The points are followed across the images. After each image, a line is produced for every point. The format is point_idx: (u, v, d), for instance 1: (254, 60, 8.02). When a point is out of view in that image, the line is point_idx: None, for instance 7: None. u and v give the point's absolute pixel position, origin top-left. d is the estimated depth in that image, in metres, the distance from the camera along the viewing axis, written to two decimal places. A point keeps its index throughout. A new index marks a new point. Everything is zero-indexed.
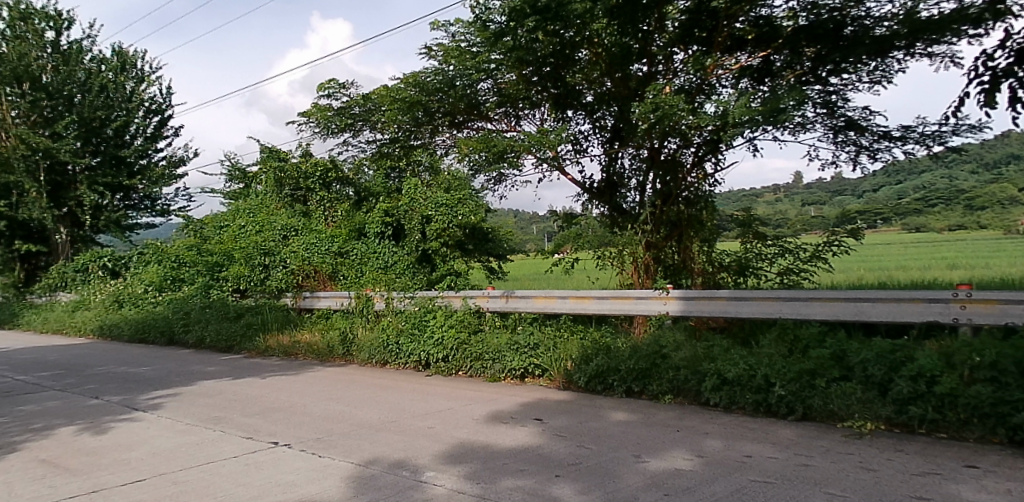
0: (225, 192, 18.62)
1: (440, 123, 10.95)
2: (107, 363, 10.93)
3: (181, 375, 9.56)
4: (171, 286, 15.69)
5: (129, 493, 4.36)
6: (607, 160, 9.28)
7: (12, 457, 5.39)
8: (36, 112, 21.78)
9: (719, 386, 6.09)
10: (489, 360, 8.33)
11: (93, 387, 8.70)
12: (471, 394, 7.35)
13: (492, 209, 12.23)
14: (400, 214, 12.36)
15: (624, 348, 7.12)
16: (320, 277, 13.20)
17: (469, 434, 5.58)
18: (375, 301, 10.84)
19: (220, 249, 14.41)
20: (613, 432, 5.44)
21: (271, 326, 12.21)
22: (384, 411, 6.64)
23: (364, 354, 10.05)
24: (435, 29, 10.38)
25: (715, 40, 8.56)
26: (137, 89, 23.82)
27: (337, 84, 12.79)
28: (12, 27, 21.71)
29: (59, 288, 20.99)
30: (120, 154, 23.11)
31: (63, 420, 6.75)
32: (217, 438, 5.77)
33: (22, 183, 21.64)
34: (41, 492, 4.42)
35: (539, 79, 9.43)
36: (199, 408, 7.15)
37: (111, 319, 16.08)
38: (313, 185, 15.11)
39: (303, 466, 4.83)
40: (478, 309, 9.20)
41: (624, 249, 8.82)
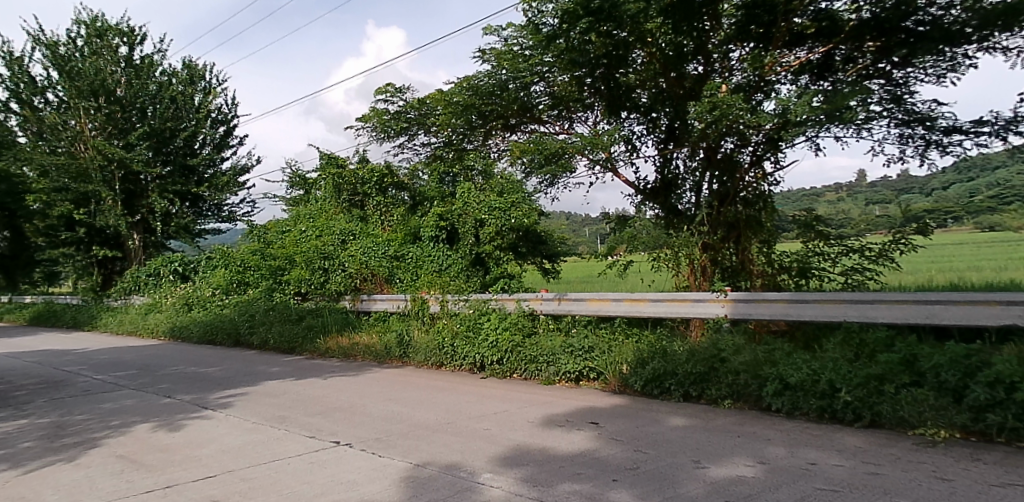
0: (286, 198, 19.23)
1: (493, 127, 11.11)
2: (179, 363, 11.44)
3: (248, 375, 9.92)
4: (237, 289, 16.31)
5: (201, 488, 4.56)
6: (661, 161, 9.18)
7: (94, 452, 5.71)
8: (111, 123, 22.94)
9: (781, 391, 5.94)
10: (543, 362, 8.33)
11: (166, 386, 9.13)
12: (527, 397, 7.38)
13: (545, 211, 12.21)
14: (454, 218, 12.50)
15: (681, 352, 7.03)
16: (378, 280, 13.47)
17: (525, 437, 5.61)
18: (430, 304, 11.10)
19: (282, 254, 14.88)
20: (671, 437, 5.37)
21: (331, 328, 12.55)
22: (441, 412, 6.74)
23: (420, 356, 10.19)
24: (488, 34, 10.51)
25: (773, 36, 8.29)
26: (204, 100, 24.81)
27: (393, 89, 13.08)
28: (89, 43, 22.89)
29: (133, 291, 22.02)
30: (188, 163, 24.20)
31: (139, 418, 7.10)
32: (281, 436, 5.97)
33: (99, 192, 22.89)
34: (120, 486, 4.67)
35: (592, 80, 9.25)
36: (265, 407, 7.42)
37: (181, 321, 16.81)
38: (370, 190, 15.52)
39: (364, 465, 4.94)
40: (532, 312, 9.25)
41: (679, 251, 8.66)
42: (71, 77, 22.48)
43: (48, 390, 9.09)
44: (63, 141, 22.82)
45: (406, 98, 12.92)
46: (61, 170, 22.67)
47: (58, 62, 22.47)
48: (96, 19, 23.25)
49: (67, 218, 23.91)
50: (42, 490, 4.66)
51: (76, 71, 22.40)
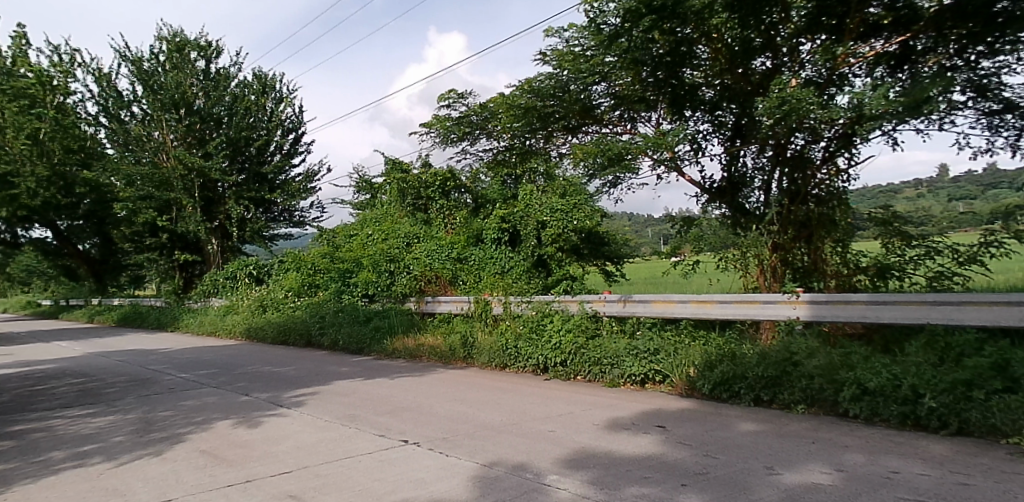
0: (353, 202, 19.79)
1: (555, 129, 11.11)
2: (254, 363, 11.91)
3: (319, 375, 10.25)
4: (308, 291, 16.87)
5: (278, 483, 4.74)
6: (728, 159, 8.96)
7: (179, 447, 6.02)
8: (191, 134, 24.12)
9: (858, 396, 5.70)
10: (607, 365, 8.26)
11: (243, 384, 9.53)
12: (592, 399, 7.35)
13: (608, 213, 12.13)
14: (516, 220, 12.60)
15: (751, 355, 6.85)
16: (441, 282, 13.64)
17: (591, 439, 5.58)
18: (493, 306, 11.18)
19: (350, 257, 15.33)
20: (742, 442, 5.24)
21: (397, 329, 12.80)
22: (506, 414, 6.78)
23: (483, 358, 10.24)
24: (549, 36, 10.54)
25: (846, 27, 7.99)
26: (276, 109, 25.83)
27: (455, 94, 13.26)
28: (171, 57, 23.85)
29: (212, 294, 23.08)
30: (262, 170, 25.29)
31: (219, 415, 7.44)
32: (353, 435, 6.14)
33: (181, 199, 24.09)
34: (203, 480, 4.90)
35: (655, 81, 9.16)
36: (336, 406, 7.65)
37: (256, 323, 17.51)
38: (433, 194, 15.76)
39: (432, 464, 5.03)
40: (595, 314, 9.22)
41: (748, 251, 8.47)
42: (154, 90, 23.69)
43: (136, 387, 9.63)
44: (147, 151, 24.03)
45: (468, 103, 13.08)
46: (145, 179, 23.94)
47: (142, 76, 23.67)
48: (176, 35, 24.40)
49: (151, 224, 25.28)
50: (134, 482, 4.95)
51: (158, 85, 23.58)
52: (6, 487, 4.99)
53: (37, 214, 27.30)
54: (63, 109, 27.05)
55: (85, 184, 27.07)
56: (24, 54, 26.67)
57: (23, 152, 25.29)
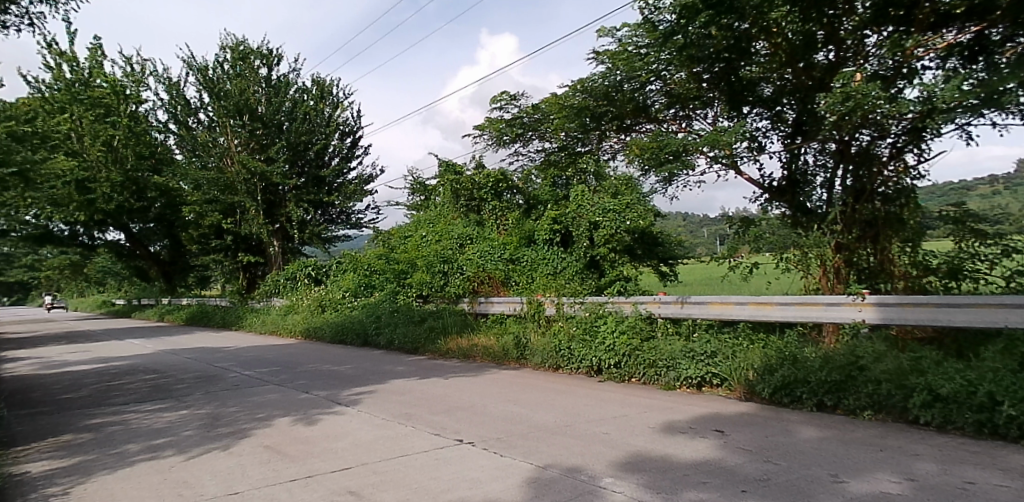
0: (408, 204, 20.09)
1: (608, 128, 11.03)
2: (314, 361, 12.25)
3: (376, 374, 10.46)
4: (365, 292, 17.25)
5: (338, 479, 4.85)
6: (788, 156, 8.77)
7: (244, 442, 6.24)
8: (254, 139, 24.95)
9: (930, 403, 5.45)
10: (663, 367, 8.14)
11: (304, 382, 9.81)
12: (647, 401, 7.26)
13: (662, 213, 11.99)
14: (568, 221, 12.57)
15: (814, 359, 6.65)
16: (494, 283, 13.71)
17: (647, 443, 5.51)
18: (546, 306, 11.17)
19: (405, 258, 15.58)
20: (804, 448, 5.08)
21: (451, 329, 12.90)
22: (561, 415, 6.77)
23: (536, 358, 10.18)
24: (601, 36, 10.48)
25: (915, 18, 7.68)
26: (333, 114, 26.47)
27: (507, 97, 13.33)
28: (235, 66, 24.81)
29: (273, 294, 23.81)
30: (320, 174, 25.99)
31: (282, 412, 7.68)
32: (409, 433, 6.24)
33: (244, 203, 24.95)
34: (267, 475, 5.06)
35: (711, 77, 9.09)
36: (393, 404, 7.78)
37: (315, 322, 17.97)
38: (486, 195, 15.86)
39: (487, 464, 5.07)
40: (649, 316, 9.09)
41: (809, 251, 8.24)
42: (219, 98, 24.62)
43: (204, 384, 10.03)
44: (213, 157, 24.98)
45: (520, 105, 13.13)
46: (211, 183, 24.92)
47: (209, 85, 24.60)
48: (240, 44, 25.29)
49: (217, 226, 26.32)
50: (203, 475, 5.16)
51: (223, 92, 24.50)
52: (86, 477, 5.27)
53: (113, 218, 28.75)
54: (137, 116, 28.20)
55: (156, 189, 28.34)
56: (100, 66, 28.11)
57: (100, 159, 27.25)
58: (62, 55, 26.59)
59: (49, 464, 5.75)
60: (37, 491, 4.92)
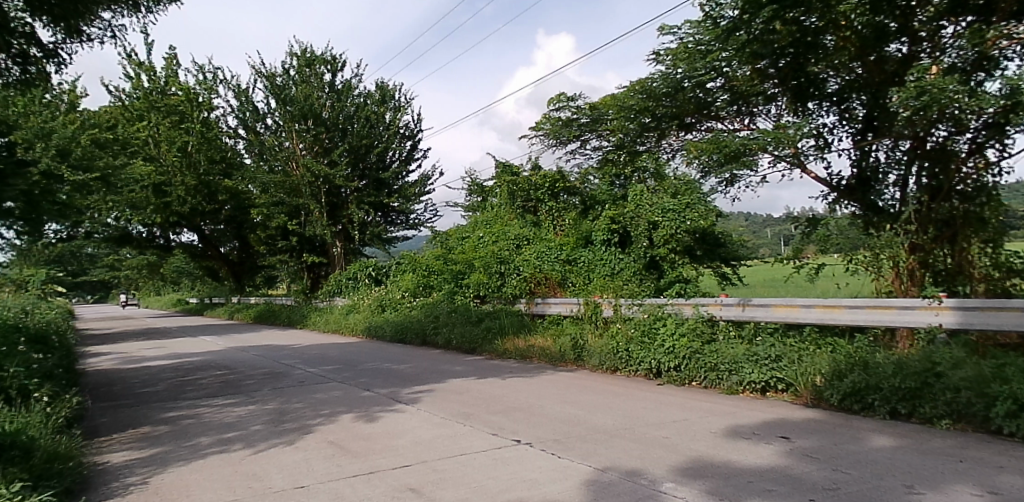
0: (466, 205, 20.26)
1: (668, 127, 10.85)
2: (375, 360, 12.52)
3: (435, 373, 10.60)
4: (424, 291, 17.61)
5: (399, 476, 4.94)
6: (858, 154, 8.37)
7: (309, 437, 6.43)
8: (318, 144, 25.65)
9: (1015, 413, 5.15)
10: (725, 371, 7.95)
11: (365, 380, 10.03)
12: (708, 406, 7.11)
13: (723, 212, 11.75)
14: (626, 221, 12.47)
15: (887, 365, 6.38)
16: (550, 283, 13.68)
17: (709, 448, 5.39)
18: (603, 308, 11.10)
19: (463, 258, 15.75)
20: (876, 457, 4.88)
21: (508, 330, 12.91)
22: (619, 417, 6.69)
23: (594, 360, 10.05)
24: (665, 35, 10.33)
25: (996, 7, 7.28)
26: (394, 118, 26.97)
27: (566, 97, 13.30)
28: (301, 72, 25.24)
29: (336, 294, 24.46)
30: (381, 177, 26.59)
31: (344, 409, 7.88)
32: (468, 432, 6.30)
33: (308, 205, 25.70)
34: (331, 470, 5.20)
35: (775, 72, 8.74)
36: (451, 404, 7.88)
37: (375, 321, 18.35)
38: (543, 196, 15.85)
39: (545, 465, 5.06)
40: (711, 318, 8.94)
41: (881, 253, 7.91)
42: (285, 103, 25.38)
43: (271, 380, 10.39)
44: (279, 160, 25.79)
45: (578, 105, 13.07)
46: (277, 186, 25.71)
47: (276, 91, 25.36)
48: (305, 51, 25.88)
49: (282, 228, 27.21)
50: (270, 468, 5.34)
51: (289, 98, 25.24)
52: (163, 468, 5.53)
53: (186, 220, 30.10)
54: (209, 123, 29.32)
55: (226, 192, 29.51)
56: (175, 74, 29.43)
57: (175, 164, 28.58)
58: (141, 65, 27.97)
59: (129, 454, 6.06)
60: (120, 480, 5.20)
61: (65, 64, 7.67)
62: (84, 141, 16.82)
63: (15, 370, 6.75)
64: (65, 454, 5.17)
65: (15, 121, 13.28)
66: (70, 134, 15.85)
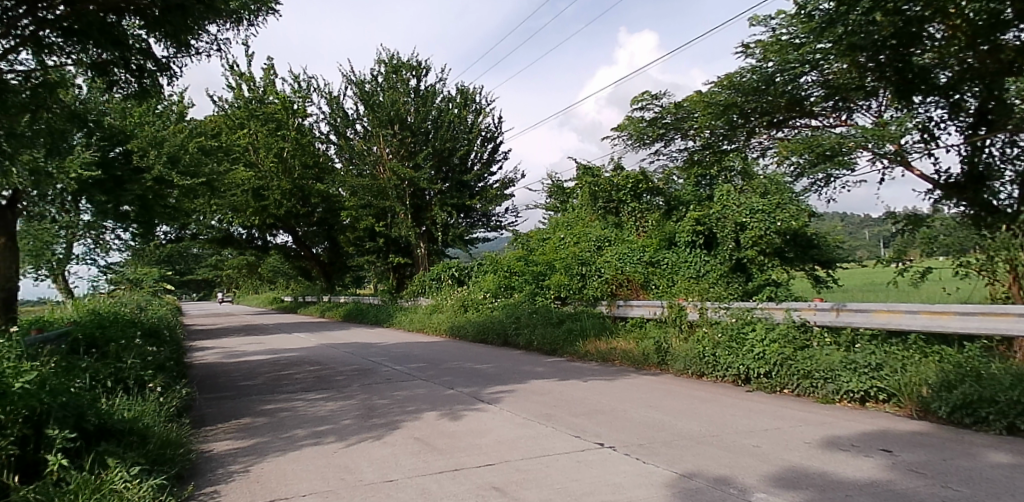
0: (547, 207, 20.30)
1: (757, 125, 10.54)
2: (458, 359, 12.72)
3: (517, 373, 10.68)
4: (505, 292, 17.73)
5: (483, 474, 5.01)
6: (969, 150, 8.10)
7: (396, 433, 6.62)
8: (404, 147, 26.35)
9: None
10: (820, 379, 7.59)
11: (448, 379, 10.22)
12: (802, 415, 6.79)
13: (817, 212, 11.25)
14: (712, 222, 12.16)
15: (1002, 376, 5.93)
16: (633, 286, 13.55)
17: (803, 458, 5.15)
18: (688, 311, 10.82)
19: (544, 260, 15.83)
20: (992, 475, 4.51)
21: (589, 332, 12.71)
22: (706, 424, 6.51)
23: (679, 364, 9.80)
24: (754, 25, 10.03)
25: None
26: (476, 121, 27.41)
27: (649, 95, 13.08)
28: (388, 79, 26.09)
29: (420, 293, 25.09)
30: (463, 179, 27.09)
31: (429, 406, 8.06)
32: (550, 433, 6.30)
33: (394, 207, 26.48)
34: (419, 465, 5.34)
35: (876, 66, 8.35)
36: (533, 404, 7.90)
37: (457, 320, 18.66)
38: (625, 197, 15.65)
39: (629, 470, 4.99)
40: (804, 323, 8.56)
41: (997, 255, 7.19)
42: (372, 109, 26.14)
43: (359, 376, 10.77)
44: (367, 164, 26.60)
45: (662, 104, 12.80)
46: (365, 190, 26.42)
47: (364, 97, 26.20)
48: (392, 58, 26.59)
49: (370, 230, 28.12)
50: (360, 461, 5.54)
51: (377, 104, 26.00)
52: (262, 458, 5.84)
53: (281, 222, 31.67)
54: (303, 130, 30.70)
55: (318, 195, 30.81)
56: (272, 84, 31.02)
57: (272, 169, 30.11)
58: (242, 76, 29.62)
59: (232, 443, 6.44)
60: (224, 467, 5.54)
61: (175, 77, 8.16)
62: (191, 149, 18.00)
63: (133, 362, 7.31)
64: (176, 441, 5.56)
65: (132, 131, 14.35)
66: (180, 142, 16.99)
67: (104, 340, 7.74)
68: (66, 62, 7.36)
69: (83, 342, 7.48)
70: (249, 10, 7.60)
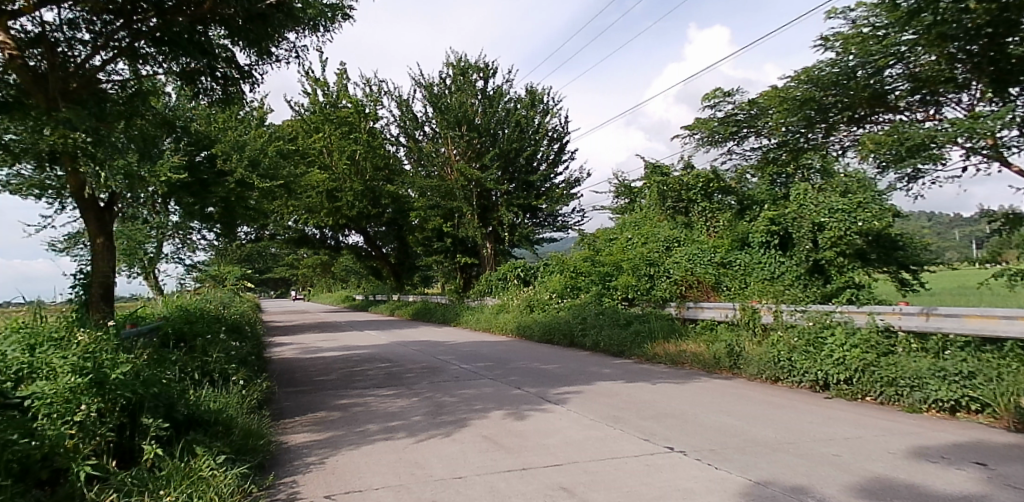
0: (614, 207, 20.07)
1: (837, 120, 10.20)
2: (524, 359, 12.75)
3: (583, 374, 10.60)
4: (571, 293, 17.64)
5: (552, 474, 5.00)
6: None
7: (464, 431, 6.70)
8: (471, 148, 26.60)
9: None
10: (906, 387, 7.21)
11: (515, 378, 10.26)
12: (886, 424, 6.47)
13: (902, 212, 10.72)
14: (787, 221, 11.73)
15: None
16: (704, 287, 13.29)
17: (888, 469, 4.90)
18: (762, 314, 10.48)
19: (611, 261, 15.69)
20: None
21: (657, 334, 12.42)
22: (782, 431, 6.29)
23: (752, 369, 9.48)
24: (831, 18, 9.64)
25: None
26: (543, 122, 27.35)
27: (722, 93, 12.77)
28: (456, 81, 26.38)
29: (487, 293, 25.32)
30: (530, 180, 27.13)
31: (497, 405, 8.10)
32: (619, 436, 6.23)
33: (462, 208, 26.82)
34: (488, 463, 5.38)
35: (969, 56, 7.87)
36: (601, 406, 7.83)
37: (523, 320, 18.71)
38: (695, 196, 15.33)
39: (701, 475, 4.88)
40: (888, 328, 8.16)
41: None
42: (441, 111, 26.50)
43: (428, 374, 10.96)
44: (436, 165, 27.09)
45: (735, 101, 12.49)
46: (434, 190, 26.91)
47: (433, 100, 26.64)
48: (460, 61, 26.88)
49: (438, 230, 28.58)
50: (430, 458, 5.63)
51: (445, 106, 26.33)
52: (337, 451, 6.02)
53: (353, 223, 32.60)
54: (374, 132, 31.48)
55: (389, 196, 31.57)
56: (345, 89, 31.93)
57: (345, 172, 31.05)
58: (317, 81, 30.60)
59: (308, 436, 6.68)
60: (301, 459, 5.74)
61: (258, 83, 8.52)
62: (270, 153, 18.80)
63: (218, 357, 7.70)
64: (258, 432, 5.80)
65: (217, 135, 15.05)
66: (260, 146, 17.77)
67: (191, 334, 8.17)
68: (158, 71, 7.89)
69: (172, 336, 7.92)
70: (327, 17, 7.85)
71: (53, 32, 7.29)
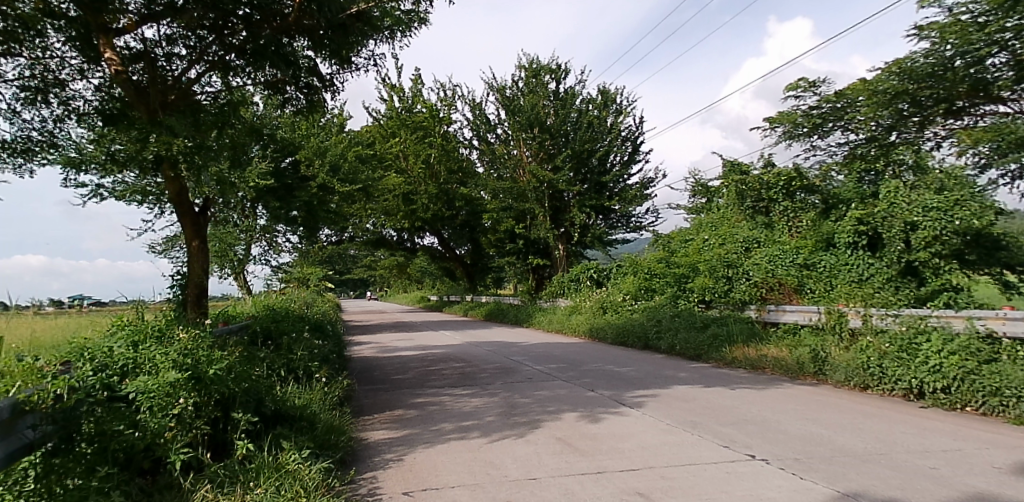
0: (690, 207, 19.60)
1: (933, 113, 9.97)
2: (598, 361, 12.62)
3: (659, 378, 10.40)
4: (645, 295, 17.33)
5: (628, 479, 4.94)
6: None
7: (539, 432, 6.71)
8: (543, 150, 26.59)
9: None
10: (1012, 397, 6.73)
11: (589, 381, 10.18)
12: (990, 436, 6.03)
13: (1005, 209, 10.06)
14: (877, 221, 11.14)
15: None
16: (786, 289, 12.74)
17: (992, 485, 4.57)
18: (850, 318, 9.97)
19: (687, 262, 15.32)
20: None
21: (736, 338, 12.04)
22: (872, 441, 5.97)
23: (838, 375, 9.02)
24: (924, 6, 9.09)
25: None
26: (616, 121, 26.99)
27: (805, 83, 12.27)
28: (528, 84, 26.46)
29: (559, 295, 25.27)
30: (602, 180, 26.87)
31: (570, 407, 8.06)
32: (697, 442, 6.08)
33: (534, 209, 26.91)
34: (562, 465, 5.37)
35: None
36: (678, 411, 7.66)
37: (596, 322, 18.56)
38: (776, 195, 14.78)
39: (785, 485, 4.70)
40: (990, 334, 7.71)
41: None
42: (513, 113, 26.64)
43: (502, 375, 11.03)
44: (508, 167, 27.26)
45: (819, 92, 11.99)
46: (507, 192, 27.13)
47: (505, 103, 26.84)
48: (533, 63, 26.94)
49: (510, 232, 28.75)
50: (504, 458, 5.67)
51: (517, 108, 26.41)
52: (414, 448, 6.15)
53: (428, 225, 33.24)
54: (448, 136, 31.98)
55: (463, 199, 32.02)
56: (420, 94, 32.57)
57: (421, 175, 31.71)
58: (393, 88, 31.39)
59: (386, 434, 6.85)
60: (380, 455, 5.90)
61: (339, 92, 8.85)
62: (350, 158, 19.45)
63: (302, 354, 8.03)
64: (339, 428, 6.01)
65: (300, 142, 15.69)
66: (340, 152, 18.39)
67: (278, 332, 8.57)
68: (247, 82, 8.27)
69: (261, 334, 8.32)
70: (404, 24, 8.05)
71: (153, 47, 7.77)
